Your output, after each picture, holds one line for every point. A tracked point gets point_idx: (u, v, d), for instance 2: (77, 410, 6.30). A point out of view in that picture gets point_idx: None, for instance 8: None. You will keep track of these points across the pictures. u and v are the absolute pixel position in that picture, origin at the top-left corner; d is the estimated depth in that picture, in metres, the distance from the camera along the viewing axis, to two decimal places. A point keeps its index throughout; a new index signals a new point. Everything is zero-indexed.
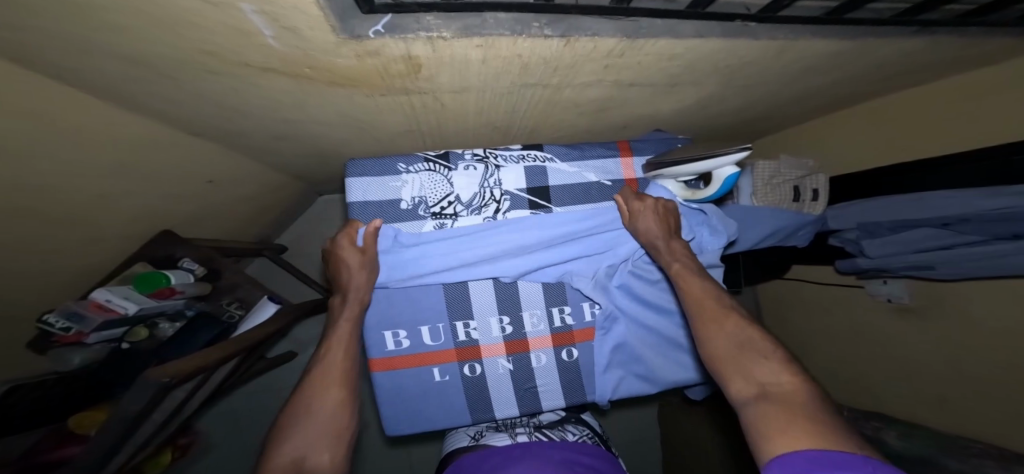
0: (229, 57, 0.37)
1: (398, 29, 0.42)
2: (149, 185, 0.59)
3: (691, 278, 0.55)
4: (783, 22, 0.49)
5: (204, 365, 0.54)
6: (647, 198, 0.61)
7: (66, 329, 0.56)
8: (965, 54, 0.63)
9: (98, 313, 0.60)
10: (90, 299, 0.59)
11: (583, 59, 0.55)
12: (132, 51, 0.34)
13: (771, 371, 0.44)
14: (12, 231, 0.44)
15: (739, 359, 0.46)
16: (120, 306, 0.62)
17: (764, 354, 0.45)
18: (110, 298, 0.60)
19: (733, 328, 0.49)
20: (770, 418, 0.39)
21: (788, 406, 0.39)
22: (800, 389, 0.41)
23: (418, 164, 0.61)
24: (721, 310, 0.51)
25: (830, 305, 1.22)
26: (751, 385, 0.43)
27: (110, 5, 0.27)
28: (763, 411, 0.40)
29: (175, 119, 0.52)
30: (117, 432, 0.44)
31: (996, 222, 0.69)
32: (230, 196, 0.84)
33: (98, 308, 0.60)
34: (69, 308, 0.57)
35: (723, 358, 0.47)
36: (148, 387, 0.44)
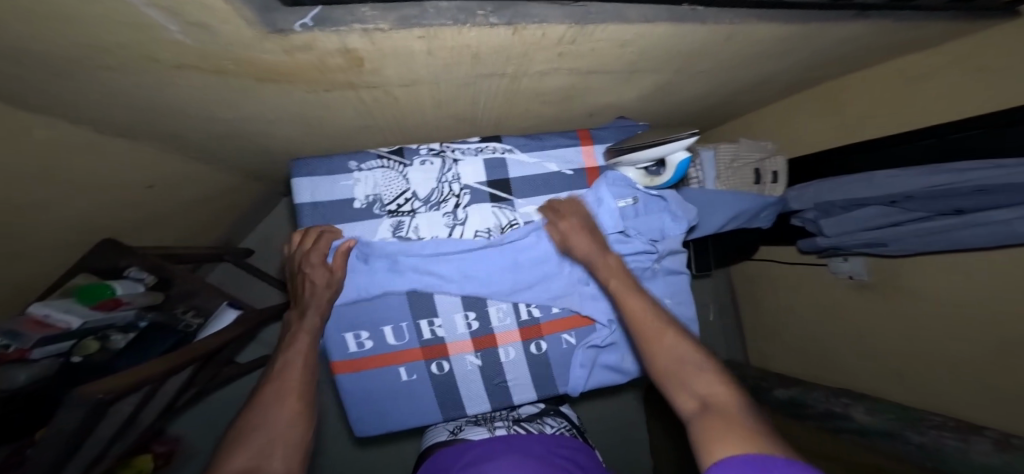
0: (133, 53, 0.35)
1: (329, 22, 0.40)
2: (80, 193, 0.56)
3: (631, 298, 0.52)
4: (728, 6, 0.49)
5: (154, 375, 0.52)
6: (570, 216, 0.59)
7: (5, 347, 0.53)
8: (913, 34, 0.64)
9: (37, 330, 0.56)
10: (28, 315, 0.56)
11: (534, 47, 0.54)
12: (16, 48, 0.31)
13: (709, 383, 0.45)
14: None
15: (680, 373, 0.46)
16: (61, 320, 0.59)
17: (701, 365, 0.46)
18: (49, 313, 0.58)
19: (671, 340, 0.49)
20: (716, 431, 0.39)
21: (724, 414, 0.41)
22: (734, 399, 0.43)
23: (371, 161, 0.59)
24: (659, 325, 0.50)
25: (798, 283, 1.27)
26: (693, 399, 0.44)
27: None
28: (710, 424, 0.40)
29: (97, 121, 0.48)
30: (57, 449, 0.42)
31: (938, 199, 0.71)
32: (181, 200, 0.80)
33: (36, 325, 0.57)
34: (5, 327, 0.54)
35: (667, 372, 0.47)
36: (82, 405, 0.41)
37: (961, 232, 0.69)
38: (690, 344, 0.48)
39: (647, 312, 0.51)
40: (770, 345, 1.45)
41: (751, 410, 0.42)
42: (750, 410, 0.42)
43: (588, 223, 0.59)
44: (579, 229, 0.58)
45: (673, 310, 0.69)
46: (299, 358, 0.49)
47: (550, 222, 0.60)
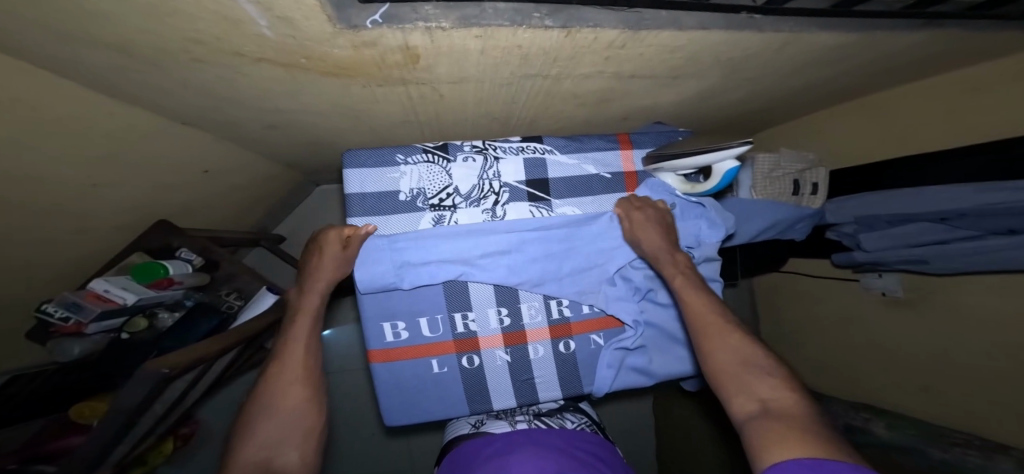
0: (218, 46, 0.37)
1: (396, 19, 0.41)
2: (142, 174, 0.58)
3: (694, 297, 0.54)
4: (787, 15, 0.48)
5: (208, 355, 0.54)
6: (647, 210, 0.61)
7: (65, 319, 0.56)
8: (969, 48, 0.63)
9: (97, 303, 0.59)
10: (89, 289, 0.59)
11: (584, 50, 0.54)
12: (118, 39, 0.33)
13: (772, 389, 0.45)
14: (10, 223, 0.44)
15: (740, 375, 0.48)
16: (119, 296, 0.62)
17: (764, 370, 0.47)
18: (108, 289, 0.60)
19: (734, 343, 0.50)
20: (776, 434, 0.40)
21: (787, 420, 0.42)
22: (800, 408, 0.43)
23: (416, 156, 0.61)
24: (721, 327, 0.52)
25: (824, 297, 1.24)
26: (751, 401, 0.46)
27: None
28: (769, 425, 0.42)
29: (166, 109, 0.51)
30: (123, 421, 0.44)
31: (993, 217, 0.69)
32: (225, 186, 0.83)
33: (96, 299, 0.60)
34: (68, 298, 0.57)
35: (726, 373, 0.49)
36: (149, 378, 0.43)
37: (1015, 252, 0.67)
38: (756, 349, 0.49)
39: (707, 312, 0.53)
40: (790, 359, 1.42)
41: (821, 421, 0.42)
42: (821, 422, 0.42)
43: (664, 219, 0.61)
44: (650, 223, 0.60)
45: None
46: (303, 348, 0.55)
47: (623, 211, 0.62)
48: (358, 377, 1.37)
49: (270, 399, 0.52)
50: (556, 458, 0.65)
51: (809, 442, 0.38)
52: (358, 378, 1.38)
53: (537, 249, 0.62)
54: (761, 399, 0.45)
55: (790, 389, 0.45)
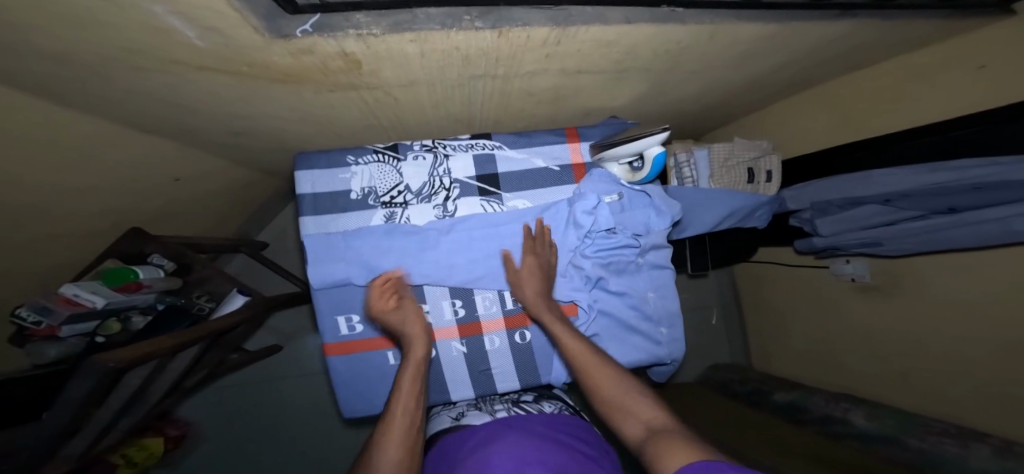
0: (155, 54, 0.41)
1: (327, 27, 0.44)
2: (115, 181, 0.63)
3: (571, 340, 0.56)
4: (706, 8, 0.52)
5: (159, 350, 0.56)
6: (530, 256, 0.62)
7: (37, 323, 0.59)
8: (894, 32, 0.66)
9: (67, 307, 0.62)
10: (58, 294, 0.61)
11: (521, 49, 0.57)
12: (58, 50, 0.37)
13: (648, 411, 0.47)
14: None
15: (622, 405, 0.49)
16: (88, 300, 0.63)
17: (642, 396, 0.49)
18: (78, 293, 0.62)
19: (612, 376, 0.52)
20: (669, 448, 0.40)
21: (671, 436, 0.42)
22: (672, 423, 0.45)
23: (368, 156, 0.64)
24: (598, 363, 0.54)
25: (801, 286, 1.25)
26: (637, 427, 0.46)
27: (17, 5, 0.30)
28: (660, 441, 0.42)
29: (125, 118, 0.55)
30: (68, 417, 0.45)
31: (933, 196, 0.71)
32: (203, 194, 0.87)
33: (66, 303, 0.62)
34: (39, 303, 0.60)
35: (612, 406, 0.49)
36: (94, 372, 0.44)
37: (954, 230, 0.68)
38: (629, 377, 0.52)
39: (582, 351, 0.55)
40: (773, 350, 1.42)
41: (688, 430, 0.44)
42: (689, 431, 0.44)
43: (543, 267, 0.63)
44: (532, 271, 0.61)
45: (655, 304, 0.71)
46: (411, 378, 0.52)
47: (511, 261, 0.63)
48: None
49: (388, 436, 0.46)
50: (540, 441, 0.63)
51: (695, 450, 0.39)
52: None
53: (488, 243, 0.65)
54: (645, 418, 0.47)
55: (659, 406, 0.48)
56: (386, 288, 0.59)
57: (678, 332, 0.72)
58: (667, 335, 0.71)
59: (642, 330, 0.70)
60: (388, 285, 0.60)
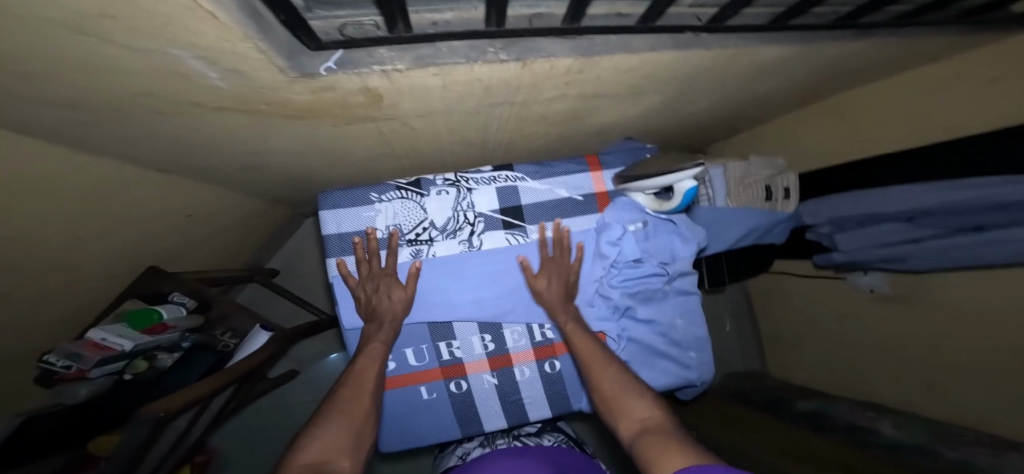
0: (174, 98, 0.39)
1: (350, 64, 0.43)
2: (124, 224, 0.60)
3: (580, 337, 0.58)
4: (731, 31, 0.51)
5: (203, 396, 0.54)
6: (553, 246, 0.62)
7: (67, 367, 0.58)
8: (909, 48, 0.66)
9: (95, 352, 0.60)
10: (86, 339, 0.60)
11: (543, 78, 0.56)
12: (74, 98, 0.35)
13: (643, 408, 0.50)
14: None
15: (622, 399, 0.52)
16: (116, 344, 0.62)
17: (639, 392, 0.52)
18: (105, 337, 0.61)
19: (614, 374, 0.54)
20: (660, 447, 0.44)
21: (664, 435, 0.46)
22: (663, 419, 0.49)
23: (391, 192, 0.62)
24: (602, 360, 0.56)
25: (817, 297, 1.24)
26: (632, 422, 0.50)
27: (33, 56, 0.28)
28: (654, 439, 0.45)
29: (138, 158, 0.53)
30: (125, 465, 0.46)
31: (957, 215, 0.70)
32: (212, 228, 0.85)
33: (95, 347, 0.60)
34: (68, 349, 0.59)
35: (611, 399, 0.53)
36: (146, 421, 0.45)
37: (983, 249, 0.67)
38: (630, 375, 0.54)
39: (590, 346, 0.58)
40: (791, 362, 1.40)
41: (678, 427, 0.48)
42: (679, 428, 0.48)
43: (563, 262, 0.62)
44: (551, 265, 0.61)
45: (684, 330, 0.69)
46: (372, 360, 0.53)
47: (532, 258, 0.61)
48: None
49: (340, 407, 0.47)
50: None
51: (687, 451, 0.42)
52: None
53: (516, 276, 0.63)
54: (639, 415, 0.50)
55: (654, 403, 0.51)
56: (375, 276, 0.57)
57: (708, 355, 0.70)
58: (697, 359, 0.69)
59: (673, 357, 0.68)
60: (378, 272, 0.57)
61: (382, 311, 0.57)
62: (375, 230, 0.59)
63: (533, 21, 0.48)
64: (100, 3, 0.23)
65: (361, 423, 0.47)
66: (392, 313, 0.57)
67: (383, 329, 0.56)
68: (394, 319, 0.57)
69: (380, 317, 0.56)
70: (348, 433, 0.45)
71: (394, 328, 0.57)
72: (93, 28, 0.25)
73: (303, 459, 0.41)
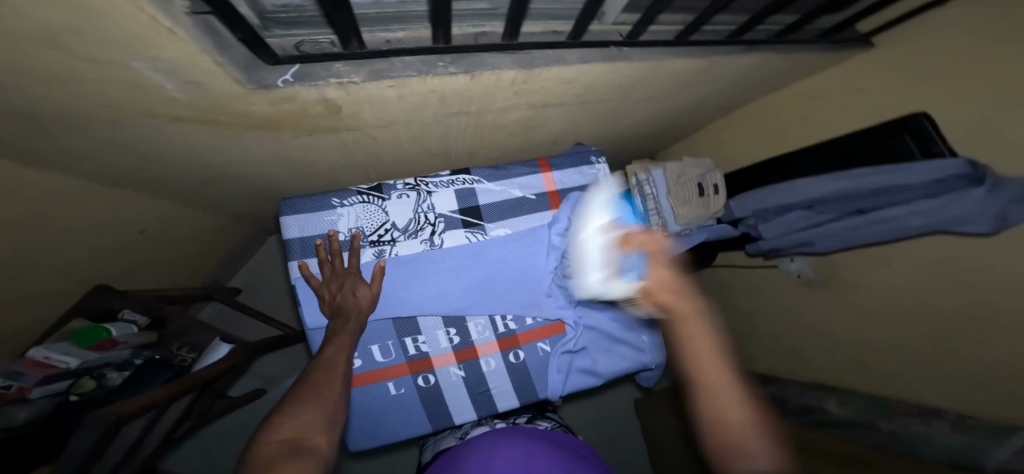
0: (132, 108, 0.41)
1: (308, 77, 0.46)
2: (71, 241, 0.59)
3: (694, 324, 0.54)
4: (647, 46, 0.60)
5: (157, 401, 0.54)
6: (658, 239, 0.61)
7: (7, 387, 0.54)
8: (797, 61, 0.79)
9: (39, 370, 0.58)
10: (27, 357, 0.58)
11: (493, 89, 0.62)
12: (31, 109, 0.37)
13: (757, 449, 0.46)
14: None
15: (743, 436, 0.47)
16: (61, 361, 0.60)
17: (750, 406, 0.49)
18: (49, 354, 0.60)
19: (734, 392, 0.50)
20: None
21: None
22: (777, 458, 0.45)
23: (352, 197, 0.65)
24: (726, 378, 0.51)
25: (760, 285, 1.36)
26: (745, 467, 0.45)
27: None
28: None
29: (90, 171, 0.53)
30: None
31: (845, 200, 0.82)
32: (168, 245, 0.83)
33: (38, 366, 0.59)
34: (5, 368, 0.56)
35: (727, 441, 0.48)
36: (97, 425, 0.44)
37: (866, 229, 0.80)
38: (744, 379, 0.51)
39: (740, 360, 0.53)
40: (747, 348, 1.50)
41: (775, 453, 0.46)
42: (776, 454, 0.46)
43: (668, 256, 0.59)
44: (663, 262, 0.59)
45: (635, 314, 0.75)
46: (342, 350, 0.55)
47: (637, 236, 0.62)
48: None
49: (312, 389, 0.49)
50: (547, 446, 0.62)
51: None
52: None
53: (476, 270, 0.67)
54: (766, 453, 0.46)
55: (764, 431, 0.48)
56: (337, 277, 0.59)
57: (659, 338, 0.76)
58: (649, 341, 0.76)
59: (627, 339, 0.74)
60: (340, 272, 0.60)
61: (349, 304, 0.59)
62: (337, 232, 0.62)
63: (478, 39, 0.55)
64: (73, 20, 0.26)
65: (336, 402, 0.49)
66: (357, 309, 0.59)
67: (348, 323, 0.57)
68: (362, 311, 0.59)
69: (346, 312, 0.58)
70: (321, 414, 0.47)
71: (361, 321, 0.59)
72: (57, 41, 0.28)
73: (276, 437, 0.43)
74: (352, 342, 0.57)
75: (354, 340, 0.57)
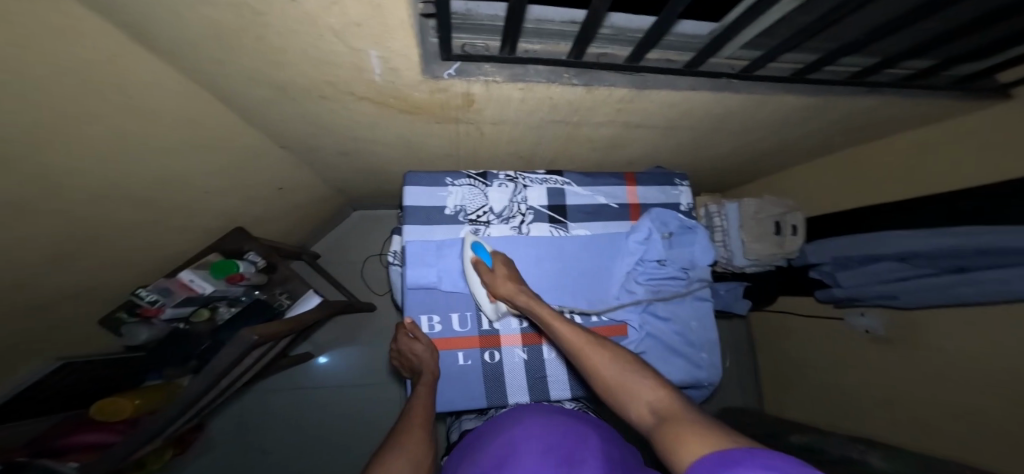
0: (340, 87, 0.51)
1: (465, 73, 0.55)
2: (238, 188, 0.71)
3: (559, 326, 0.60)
4: (758, 81, 0.64)
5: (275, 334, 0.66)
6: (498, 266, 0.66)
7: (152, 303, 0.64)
8: (895, 112, 0.80)
9: (183, 291, 0.69)
10: (179, 277, 0.68)
11: (600, 103, 0.69)
12: (283, 81, 0.48)
13: (654, 395, 0.50)
14: (153, 216, 0.55)
15: (629, 386, 0.52)
16: (200, 286, 0.70)
17: (642, 375, 0.53)
18: (194, 278, 0.69)
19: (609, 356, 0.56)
20: (670, 435, 0.43)
21: (673, 419, 0.45)
22: (673, 400, 0.48)
23: (462, 179, 0.73)
24: (592, 344, 0.58)
25: (815, 337, 1.31)
26: (644, 409, 0.49)
27: (293, 50, 0.40)
28: (668, 429, 0.44)
29: (272, 133, 0.65)
30: (207, 385, 0.53)
31: (945, 256, 0.82)
32: (284, 203, 0.95)
33: (184, 286, 0.68)
34: (162, 284, 0.66)
35: (615, 389, 0.53)
36: (243, 342, 0.56)
37: (966, 288, 0.79)
38: (610, 355, 0.56)
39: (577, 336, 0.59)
40: (789, 401, 1.44)
41: (685, 404, 0.48)
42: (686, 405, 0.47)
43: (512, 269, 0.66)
44: (506, 276, 0.65)
45: (697, 332, 0.78)
46: (424, 395, 0.63)
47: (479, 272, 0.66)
48: (383, 392, 1.48)
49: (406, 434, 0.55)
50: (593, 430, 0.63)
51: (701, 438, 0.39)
52: (373, 392, 1.48)
53: (554, 264, 0.73)
54: (650, 407, 0.49)
55: (653, 386, 0.51)
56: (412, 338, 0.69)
57: (717, 360, 0.78)
58: (706, 361, 0.77)
59: (686, 355, 0.76)
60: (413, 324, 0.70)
61: (423, 347, 0.68)
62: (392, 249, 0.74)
63: (600, 58, 0.61)
64: (364, 16, 0.35)
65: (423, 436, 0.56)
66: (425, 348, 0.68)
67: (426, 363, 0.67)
68: (430, 348, 0.68)
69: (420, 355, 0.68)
70: (422, 452, 0.53)
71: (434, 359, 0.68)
72: (348, 34, 0.38)
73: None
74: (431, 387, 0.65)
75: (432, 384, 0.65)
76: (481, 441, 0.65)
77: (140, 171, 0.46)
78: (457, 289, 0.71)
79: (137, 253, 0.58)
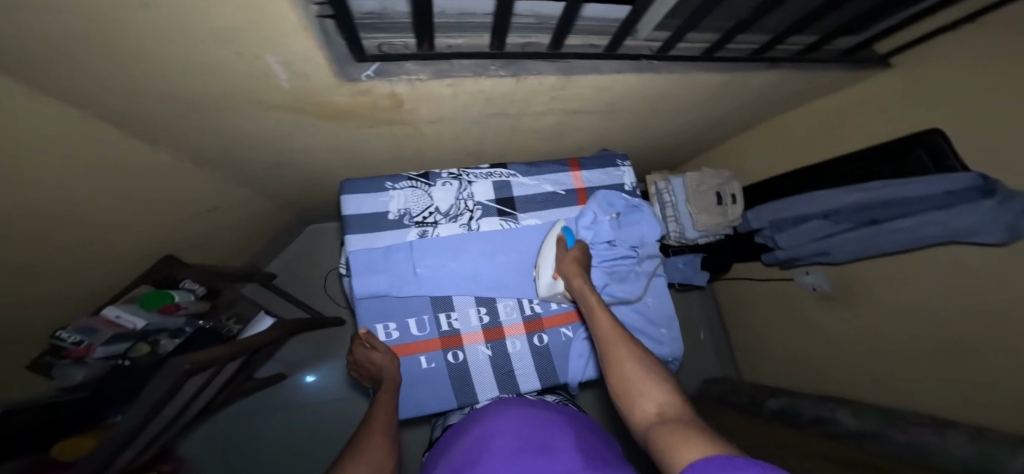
0: (250, 96, 0.49)
1: (385, 73, 0.54)
2: (161, 213, 0.66)
3: (602, 314, 0.61)
4: (676, 59, 0.67)
5: (216, 360, 0.63)
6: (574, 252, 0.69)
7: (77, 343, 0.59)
8: (812, 78, 0.85)
9: (108, 327, 0.64)
10: (103, 314, 0.63)
11: (534, 92, 0.69)
12: (181, 92, 0.45)
13: (663, 400, 0.50)
14: (60, 252, 0.51)
15: (645, 383, 0.53)
16: (129, 321, 0.67)
17: (661, 378, 0.53)
18: (120, 314, 0.65)
19: (634, 352, 0.57)
20: (675, 434, 0.43)
21: (676, 423, 0.45)
22: (682, 411, 0.49)
23: (403, 182, 0.72)
24: (623, 339, 0.59)
25: (773, 297, 1.38)
26: (652, 409, 0.50)
27: (178, 58, 0.38)
28: (670, 428, 0.44)
29: (189, 150, 0.61)
30: (140, 419, 0.50)
31: (859, 211, 0.89)
32: (224, 225, 0.91)
33: (108, 323, 0.64)
34: (83, 323, 0.61)
35: (629, 380, 0.54)
36: (173, 373, 0.52)
37: (886, 236, 0.85)
38: (644, 353, 0.57)
39: (615, 329, 0.60)
40: (760, 361, 1.51)
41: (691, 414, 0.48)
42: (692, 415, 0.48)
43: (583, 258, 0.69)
44: (575, 261, 0.68)
45: (654, 307, 0.80)
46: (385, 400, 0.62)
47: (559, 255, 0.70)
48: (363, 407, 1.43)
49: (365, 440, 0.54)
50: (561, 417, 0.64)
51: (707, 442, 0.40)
52: (354, 408, 1.43)
53: (505, 257, 0.74)
54: (658, 408, 0.50)
55: (666, 392, 0.51)
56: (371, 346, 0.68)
57: (677, 332, 0.81)
58: (667, 335, 0.80)
59: (645, 331, 0.78)
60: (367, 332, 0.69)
61: (381, 353, 0.67)
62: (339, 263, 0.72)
63: (524, 47, 0.61)
64: (245, 20, 0.34)
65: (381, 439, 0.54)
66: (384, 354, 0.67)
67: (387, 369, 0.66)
68: (389, 354, 0.67)
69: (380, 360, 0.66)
70: (383, 457, 0.52)
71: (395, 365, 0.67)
72: (237, 38, 0.36)
73: None
74: (393, 393, 0.64)
75: (394, 390, 0.65)
76: (451, 441, 0.64)
77: (33, 211, 0.42)
78: (411, 293, 0.71)
79: (48, 294, 0.54)
